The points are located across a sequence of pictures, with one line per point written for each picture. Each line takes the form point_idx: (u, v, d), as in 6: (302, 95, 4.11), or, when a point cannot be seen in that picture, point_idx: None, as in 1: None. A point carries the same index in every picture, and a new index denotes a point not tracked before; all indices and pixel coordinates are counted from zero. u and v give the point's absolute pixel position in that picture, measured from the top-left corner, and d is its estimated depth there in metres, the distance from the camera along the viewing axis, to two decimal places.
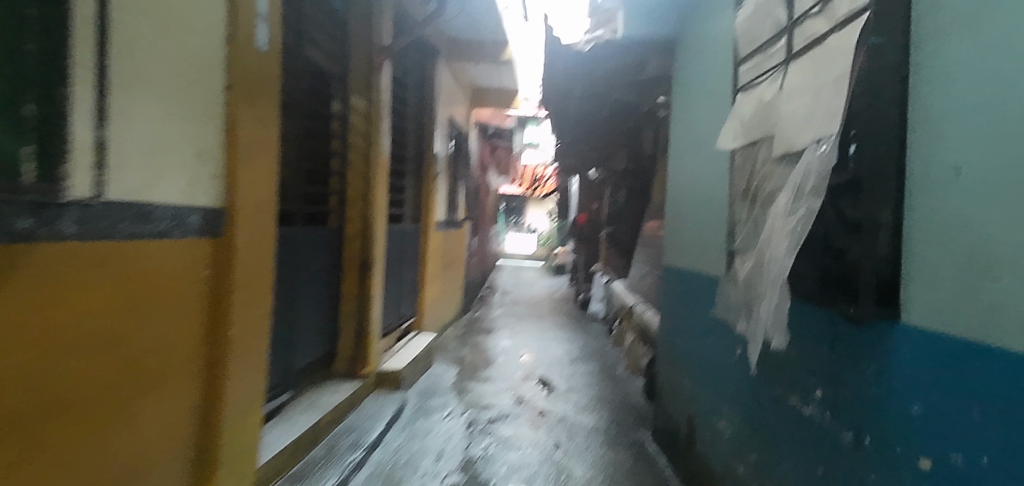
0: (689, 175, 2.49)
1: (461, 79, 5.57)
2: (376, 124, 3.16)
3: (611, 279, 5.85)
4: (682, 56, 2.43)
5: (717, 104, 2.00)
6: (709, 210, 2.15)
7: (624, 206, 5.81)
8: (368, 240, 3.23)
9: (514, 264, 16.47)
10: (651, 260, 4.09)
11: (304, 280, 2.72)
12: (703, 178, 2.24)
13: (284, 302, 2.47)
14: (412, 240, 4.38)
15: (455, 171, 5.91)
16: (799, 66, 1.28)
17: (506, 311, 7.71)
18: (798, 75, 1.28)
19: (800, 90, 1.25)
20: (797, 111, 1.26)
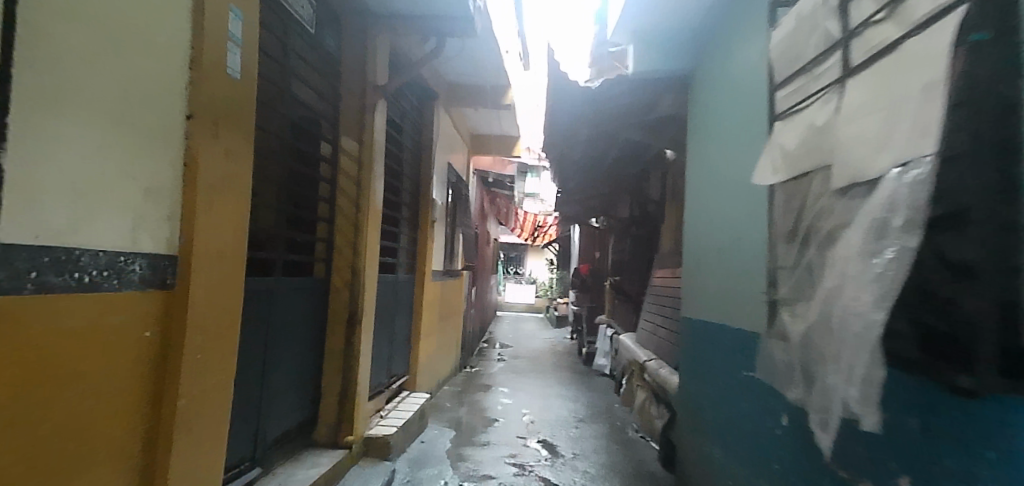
0: (710, 216, 2.27)
1: (461, 126, 5.54)
2: (369, 166, 2.98)
3: (618, 331, 5.48)
4: (712, 89, 2.35)
5: (758, 134, 1.86)
6: (739, 253, 1.90)
7: (630, 253, 5.58)
8: (356, 290, 2.94)
9: (513, 316, 15.98)
10: (663, 309, 3.78)
11: (280, 336, 2.41)
12: (730, 218, 2.02)
13: (253, 360, 2.15)
14: (406, 289, 4.10)
15: (454, 218, 5.74)
16: (868, 82, 1.12)
17: (505, 365, 7.22)
18: (864, 90, 1.12)
19: (871, 109, 1.08)
20: (868, 131, 1.07)
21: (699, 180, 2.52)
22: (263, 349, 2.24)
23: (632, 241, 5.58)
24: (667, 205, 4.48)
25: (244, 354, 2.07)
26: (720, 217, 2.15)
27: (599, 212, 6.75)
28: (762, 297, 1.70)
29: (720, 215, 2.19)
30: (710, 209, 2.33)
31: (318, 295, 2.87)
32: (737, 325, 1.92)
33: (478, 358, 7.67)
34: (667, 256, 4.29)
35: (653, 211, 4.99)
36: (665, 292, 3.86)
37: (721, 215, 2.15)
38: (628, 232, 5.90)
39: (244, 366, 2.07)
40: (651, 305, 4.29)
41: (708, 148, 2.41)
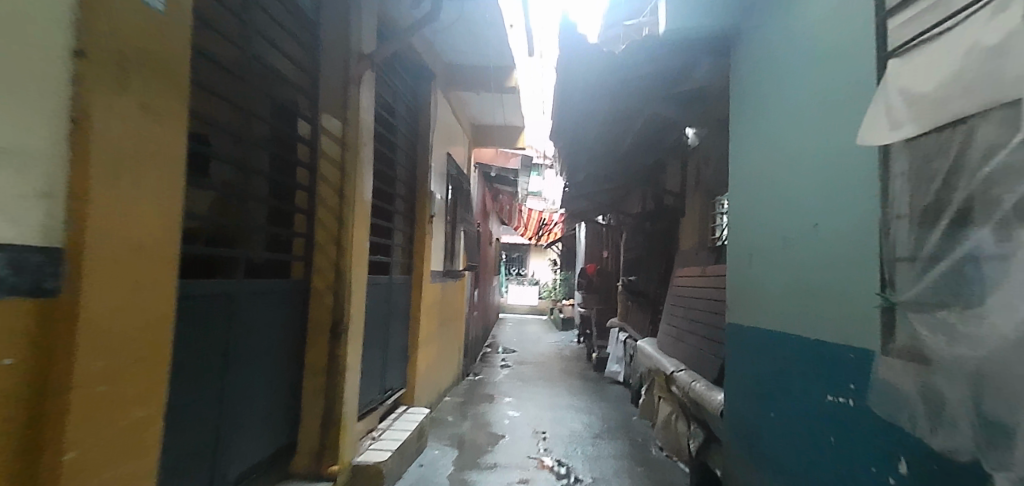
0: (773, 196, 1.85)
1: (461, 114, 5.14)
2: (357, 149, 2.56)
3: (634, 335, 5.04)
4: (762, 43, 1.94)
5: (843, 90, 1.43)
6: (828, 240, 1.48)
7: (645, 251, 5.16)
8: (341, 294, 2.50)
9: (516, 318, 15.52)
10: (691, 312, 3.35)
11: (246, 350, 1.98)
12: (809, 196, 1.60)
13: (207, 384, 1.71)
14: (402, 291, 3.69)
15: (454, 215, 5.32)
16: None
17: (510, 372, 6.78)
18: None
19: None
20: None
21: (748, 156, 2.10)
22: (223, 368, 1.81)
23: (647, 237, 5.15)
24: (689, 196, 4.06)
25: (194, 376, 1.64)
26: (786, 198, 1.73)
27: (609, 208, 6.32)
28: (865, 297, 1.29)
29: (785, 196, 1.78)
30: (767, 190, 1.91)
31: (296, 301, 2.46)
32: (819, 335, 1.50)
33: (481, 364, 7.23)
34: (690, 252, 3.87)
35: (671, 203, 4.57)
36: (692, 293, 3.43)
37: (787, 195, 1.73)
38: (642, 229, 5.48)
39: (194, 391, 1.63)
40: (673, 307, 3.85)
41: (759, 117, 2.00)
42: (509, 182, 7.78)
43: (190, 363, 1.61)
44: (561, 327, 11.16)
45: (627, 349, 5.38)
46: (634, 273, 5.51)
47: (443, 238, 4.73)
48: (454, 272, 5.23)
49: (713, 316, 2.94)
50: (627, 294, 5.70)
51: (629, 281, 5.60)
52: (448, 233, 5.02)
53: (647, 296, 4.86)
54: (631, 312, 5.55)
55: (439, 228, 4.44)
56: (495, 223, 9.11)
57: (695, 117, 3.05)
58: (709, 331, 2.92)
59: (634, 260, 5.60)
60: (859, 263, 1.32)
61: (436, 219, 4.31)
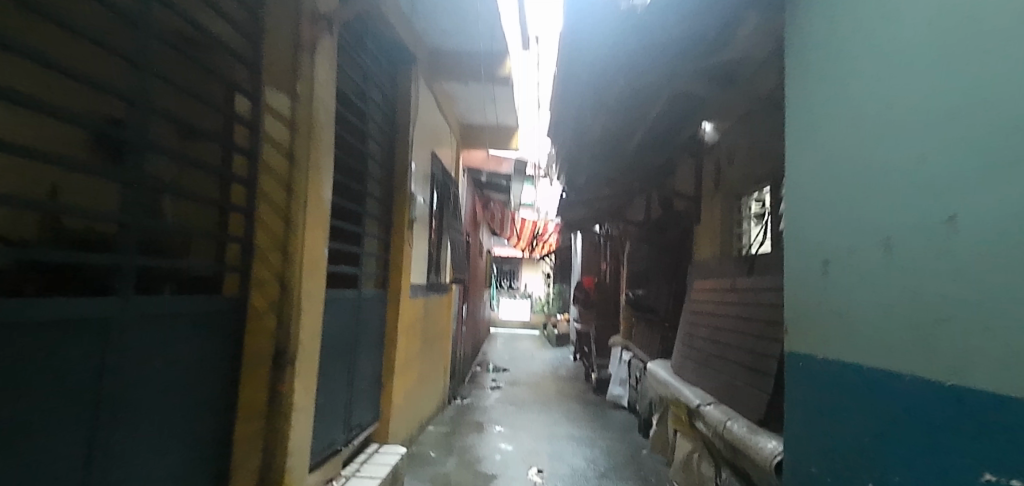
0: (848, 181, 1.37)
1: (448, 110, 4.66)
2: (308, 137, 2.11)
3: (641, 356, 4.52)
4: None
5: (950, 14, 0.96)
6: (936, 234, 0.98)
7: (652, 261, 4.69)
8: (286, 318, 2.01)
9: (508, 333, 14.91)
10: (720, 334, 2.84)
11: (154, 399, 1.44)
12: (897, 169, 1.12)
13: (73, 457, 1.15)
14: (375, 308, 3.14)
15: (440, 222, 4.81)
16: None
17: (502, 395, 6.20)
18: None
19: None
20: None
21: (801, 132, 1.64)
22: (109, 426, 1.26)
23: (655, 247, 4.68)
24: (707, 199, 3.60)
25: (55, 440, 1.10)
26: (863, 179, 1.27)
27: (610, 216, 5.86)
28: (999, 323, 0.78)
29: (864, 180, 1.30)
30: (836, 173, 1.43)
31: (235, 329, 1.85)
32: (914, 373, 1.01)
33: (470, 386, 6.64)
34: (708, 262, 3.39)
35: (683, 209, 4.11)
36: (719, 311, 2.93)
37: (865, 175, 1.26)
38: (648, 238, 5.00)
39: (51, 467, 1.09)
40: (692, 328, 3.34)
41: (815, 79, 1.54)
42: (501, 189, 7.30)
43: (48, 422, 1.07)
44: (555, 343, 10.58)
45: (633, 372, 4.86)
46: (640, 286, 5.03)
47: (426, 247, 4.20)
48: (439, 285, 4.68)
49: (752, 341, 2.43)
50: (631, 310, 5.21)
51: (634, 295, 5.10)
52: (432, 241, 4.50)
53: (656, 312, 4.37)
54: (637, 330, 5.03)
55: (421, 235, 3.92)
56: (486, 233, 8.60)
57: (732, 84, 2.62)
58: (749, 358, 2.41)
59: (640, 273, 5.11)
60: (967, 263, 0.86)
61: (417, 222, 3.76)
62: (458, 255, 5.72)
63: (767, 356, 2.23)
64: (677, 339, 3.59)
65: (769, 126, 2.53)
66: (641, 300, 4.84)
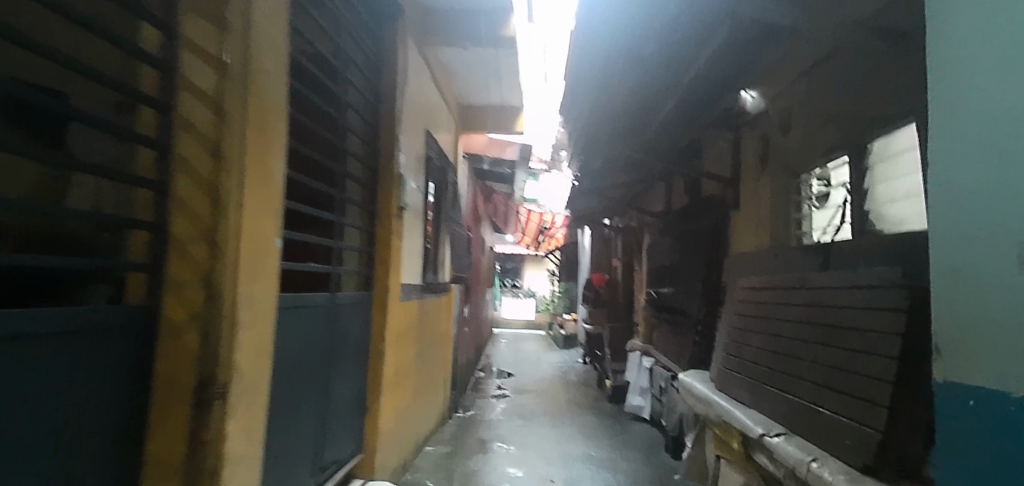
0: None
1: (444, 84, 4.10)
2: (245, 86, 1.55)
3: (669, 364, 3.96)
4: None
5: None
6: None
7: (680, 257, 4.11)
8: (220, 335, 1.46)
9: (512, 333, 14.34)
10: (779, 342, 2.27)
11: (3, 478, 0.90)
12: None
13: None
14: (356, 314, 2.58)
15: (437, 214, 4.24)
16: None
17: (507, 405, 5.64)
18: None
19: None
20: None
21: None
22: None
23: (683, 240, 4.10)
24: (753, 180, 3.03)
25: None
26: None
27: (625, 207, 5.28)
28: None
29: None
30: None
31: (141, 352, 1.31)
32: None
33: (473, 395, 6.08)
34: (755, 254, 2.83)
35: (716, 194, 3.55)
36: (778, 313, 2.35)
37: None
38: (673, 230, 4.42)
39: None
40: (737, 333, 2.77)
41: None
42: (504, 180, 6.72)
43: None
44: (562, 345, 9.98)
45: (658, 381, 4.29)
46: (664, 285, 4.45)
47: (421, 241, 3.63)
48: (434, 285, 4.10)
49: (829, 351, 1.86)
50: (655, 312, 4.63)
51: (657, 295, 4.53)
52: (428, 235, 3.93)
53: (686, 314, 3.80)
54: (660, 334, 4.46)
55: (414, 226, 3.35)
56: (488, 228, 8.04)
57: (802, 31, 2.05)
58: (826, 374, 1.83)
59: (663, 270, 4.53)
60: None
61: (410, 210, 3.17)
62: (459, 251, 5.16)
63: (858, 373, 1.65)
64: (719, 348, 3.02)
65: (852, 78, 1.97)
66: (667, 302, 4.25)
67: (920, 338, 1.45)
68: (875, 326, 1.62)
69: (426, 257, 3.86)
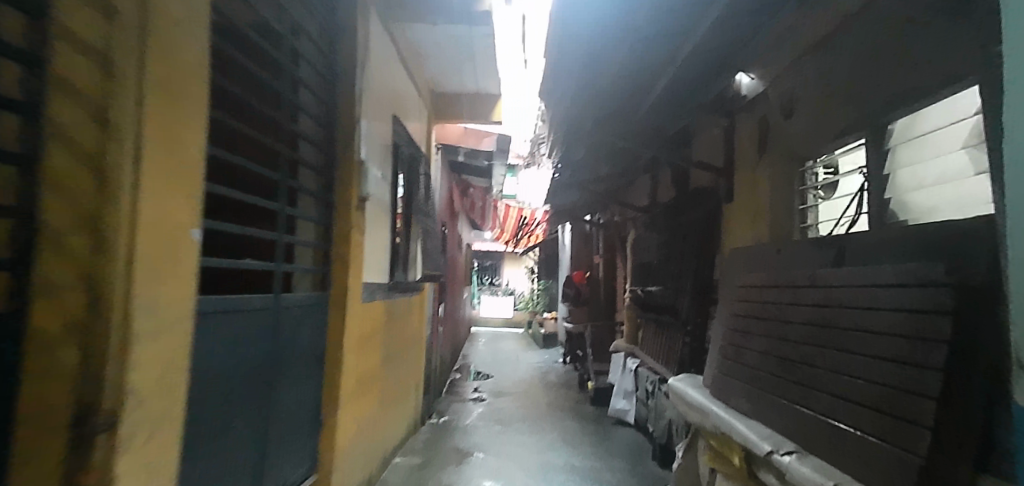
0: None
1: (416, 65, 3.74)
2: (152, 20, 1.10)
3: (657, 367, 3.72)
4: None
5: None
6: None
7: (668, 253, 3.89)
8: (107, 367, 1.04)
9: (490, 332, 14.05)
10: (789, 348, 2.04)
11: None
12: None
13: None
14: (309, 318, 2.24)
15: (408, 207, 3.90)
16: None
17: (485, 409, 5.34)
18: None
19: None
20: None
21: None
22: None
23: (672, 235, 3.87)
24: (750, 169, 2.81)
25: None
26: None
27: (609, 201, 5.04)
28: None
29: None
30: None
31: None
32: None
33: (448, 399, 5.75)
34: (753, 249, 2.61)
35: (708, 185, 3.32)
36: (785, 315, 2.12)
37: None
38: (660, 225, 4.20)
39: None
40: (736, 337, 2.54)
41: None
42: (482, 173, 6.41)
43: None
44: (542, 344, 9.74)
45: (644, 384, 4.07)
46: (651, 282, 4.23)
47: (389, 235, 3.29)
48: (405, 283, 3.76)
49: (854, 360, 1.62)
50: (640, 311, 4.41)
51: (643, 294, 4.30)
52: (397, 229, 3.59)
53: (675, 313, 3.58)
54: (646, 335, 4.24)
55: (380, 218, 3.02)
56: (464, 223, 7.69)
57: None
58: (852, 387, 1.59)
59: (650, 267, 4.31)
60: None
61: (375, 200, 2.84)
62: (432, 247, 4.82)
63: (892, 386, 1.42)
64: (713, 350, 2.80)
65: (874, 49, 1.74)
66: (654, 300, 4.03)
67: (971, 343, 1.21)
68: (911, 331, 1.38)
69: (396, 253, 3.52)
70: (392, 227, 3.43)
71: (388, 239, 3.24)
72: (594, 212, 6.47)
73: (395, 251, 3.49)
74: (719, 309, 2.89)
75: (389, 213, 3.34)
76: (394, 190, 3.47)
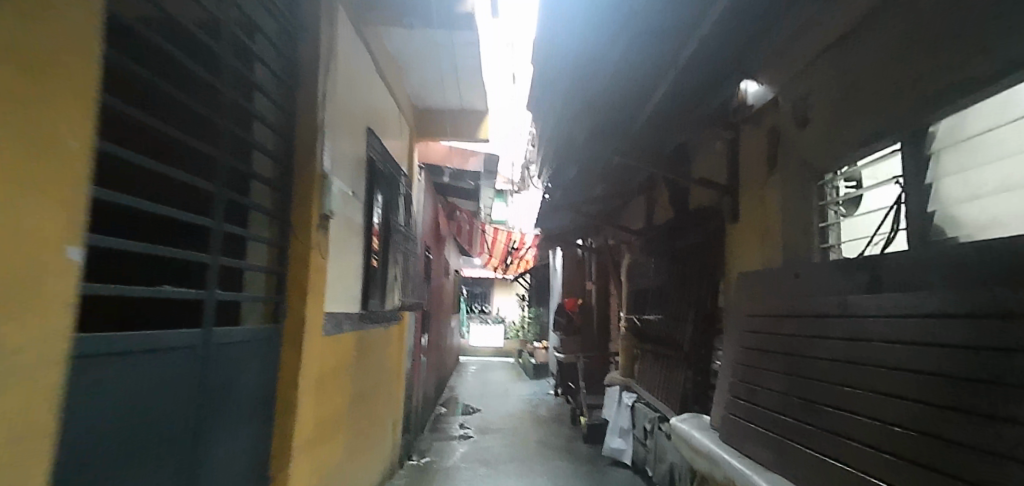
0: None
1: (395, 77, 3.53)
2: None
3: (657, 404, 3.38)
4: None
5: None
6: None
7: (668, 278, 3.61)
8: None
9: (477, 362, 13.53)
10: (817, 389, 1.73)
11: None
12: None
13: None
14: (257, 351, 1.90)
15: (386, 228, 3.61)
16: None
17: (469, 448, 4.90)
18: None
19: None
20: None
21: None
22: None
23: (671, 259, 3.61)
24: (757, 185, 2.58)
25: None
26: None
27: (601, 224, 4.79)
28: None
29: None
30: None
31: None
32: None
33: (430, 437, 5.29)
34: (765, 273, 2.34)
35: (711, 203, 3.09)
36: (808, 350, 1.83)
37: None
38: (658, 249, 3.94)
39: None
40: (749, 374, 2.22)
41: None
42: (469, 195, 6.17)
43: None
44: (532, 375, 9.29)
45: (642, 422, 3.71)
46: (649, 310, 3.93)
47: (361, 258, 2.98)
48: (379, 312, 3.42)
49: (902, 407, 1.32)
50: (638, 341, 4.09)
51: (641, 323, 4.00)
52: (372, 251, 3.28)
53: (677, 344, 3.27)
54: (645, 367, 3.91)
55: (351, 239, 2.72)
56: (450, 248, 7.39)
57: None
58: (903, 442, 1.28)
59: (647, 293, 4.03)
60: None
61: (344, 219, 2.55)
62: (414, 271, 4.50)
63: (955, 441, 1.11)
64: (723, 386, 2.48)
65: (904, 42, 1.54)
66: (654, 330, 3.73)
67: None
68: (977, 371, 1.08)
69: (370, 279, 3.20)
70: (365, 250, 3.13)
71: (360, 262, 2.93)
72: (586, 236, 6.24)
73: (369, 276, 3.17)
74: (728, 341, 2.58)
75: (363, 234, 3.04)
76: (368, 209, 3.19)
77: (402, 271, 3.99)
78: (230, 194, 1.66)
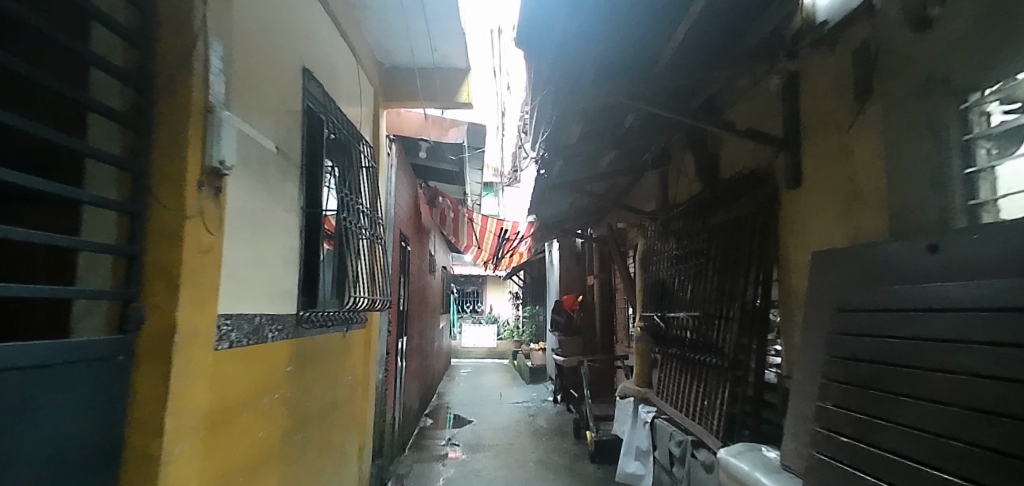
0: None
1: (347, 20, 2.81)
2: None
3: (691, 426, 2.65)
4: None
5: None
6: None
7: (700, 266, 2.89)
8: None
9: (469, 364, 12.80)
10: (1000, 432, 0.97)
11: None
12: None
13: None
14: (85, 386, 1.14)
15: (342, 207, 2.85)
16: None
17: (456, 470, 4.17)
18: None
19: None
20: None
21: None
22: None
23: (703, 244, 2.90)
24: (844, 129, 1.86)
25: None
26: None
27: (608, 205, 4.07)
28: None
29: None
30: None
31: None
32: None
33: (411, 457, 4.53)
34: (865, 248, 1.63)
35: (766, 168, 2.40)
36: (976, 366, 1.08)
37: None
38: (682, 232, 3.22)
39: None
40: (856, 397, 1.48)
41: None
42: (452, 178, 5.42)
43: None
44: (528, 379, 8.52)
45: (666, 444, 2.98)
46: (672, 306, 3.21)
47: (298, 243, 2.22)
48: (330, 315, 2.66)
49: None
50: (658, 344, 3.37)
51: (662, 322, 3.26)
52: (321, 234, 2.52)
53: (716, 348, 2.55)
54: (669, 376, 3.19)
55: (275, 214, 1.97)
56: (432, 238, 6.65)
57: None
58: None
59: (669, 286, 3.31)
60: None
61: (260, 185, 1.79)
62: (386, 263, 3.74)
63: None
64: (802, 412, 1.75)
65: None
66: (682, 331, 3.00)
67: None
68: None
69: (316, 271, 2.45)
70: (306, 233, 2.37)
71: (295, 248, 2.18)
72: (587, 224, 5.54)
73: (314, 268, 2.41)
74: (802, 348, 1.86)
75: (301, 212, 2.29)
76: (310, 179, 2.42)
77: (366, 263, 3.24)
78: (50, 136, 0.97)
